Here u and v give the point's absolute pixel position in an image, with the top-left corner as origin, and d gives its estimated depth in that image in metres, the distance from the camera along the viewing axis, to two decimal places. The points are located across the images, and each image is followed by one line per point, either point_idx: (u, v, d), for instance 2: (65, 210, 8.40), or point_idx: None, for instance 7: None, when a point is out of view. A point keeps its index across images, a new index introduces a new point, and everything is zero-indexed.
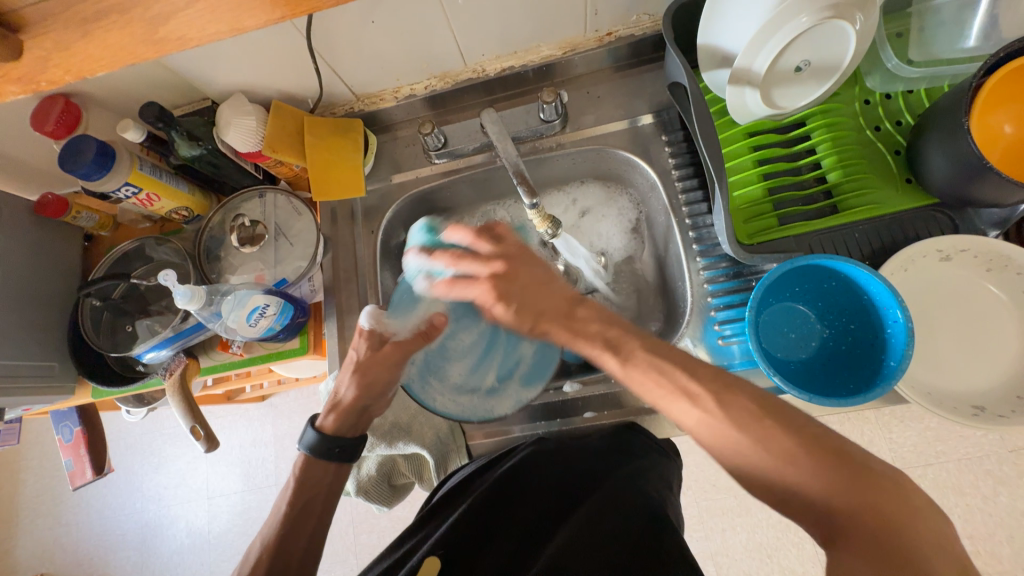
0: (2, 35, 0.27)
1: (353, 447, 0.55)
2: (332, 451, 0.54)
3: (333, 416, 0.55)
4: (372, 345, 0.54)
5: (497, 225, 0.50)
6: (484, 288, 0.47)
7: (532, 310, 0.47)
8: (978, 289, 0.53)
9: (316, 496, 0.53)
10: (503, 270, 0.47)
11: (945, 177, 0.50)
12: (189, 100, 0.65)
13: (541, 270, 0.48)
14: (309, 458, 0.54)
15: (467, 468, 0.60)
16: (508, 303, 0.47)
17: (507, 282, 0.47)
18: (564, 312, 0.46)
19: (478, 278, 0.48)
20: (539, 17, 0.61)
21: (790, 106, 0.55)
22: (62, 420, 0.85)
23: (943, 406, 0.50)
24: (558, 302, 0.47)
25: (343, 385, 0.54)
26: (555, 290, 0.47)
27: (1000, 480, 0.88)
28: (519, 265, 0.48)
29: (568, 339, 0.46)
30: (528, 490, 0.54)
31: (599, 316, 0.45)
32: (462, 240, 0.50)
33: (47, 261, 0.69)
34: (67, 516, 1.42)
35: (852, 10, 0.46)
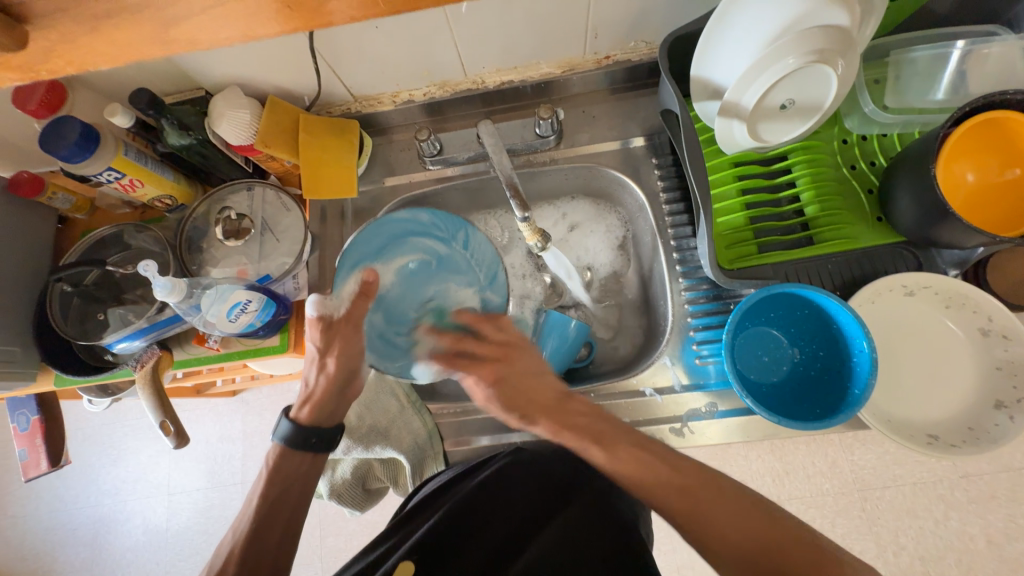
0: (8, 25, 0.25)
1: (331, 437, 0.55)
2: (310, 441, 0.53)
3: (307, 407, 0.54)
4: (325, 332, 0.53)
5: (501, 315, 0.56)
6: (485, 371, 0.53)
7: (522, 401, 0.52)
8: (938, 324, 0.56)
9: (290, 487, 0.53)
10: (503, 355, 0.54)
11: (913, 218, 0.53)
12: (181, 88, 0.64)
13: (536, 360, 0.54)
14: (284, 449, 0.53)
15: (443, 476, 0.59)
16: (504, 389, 0.52)
17: (500, 376, 0.53)
18: (554, 406, 0.52)
19: (480, 363, 0.53)
20: (541, 36, 0.62)
21: (774, 141, 0.58)
22: (18, 408, 0.81)
23: (903, 435, 0.53)
24: (547, 394, 0.53)
25: (313, 374, 0.54)
26: (547, 382, 0.53)
27: (950, 504, 0.93)
28: (518, 353, 0.54)
29: (556, 431, 0.51)
30: (506, 500, 0.54)
31: (587, 409, 0.52)
32: (465, 321, 0.55)
33: (14, 242, 0.66)
34: (13, 508, 1.35)
35: (836, 57, 0.49)
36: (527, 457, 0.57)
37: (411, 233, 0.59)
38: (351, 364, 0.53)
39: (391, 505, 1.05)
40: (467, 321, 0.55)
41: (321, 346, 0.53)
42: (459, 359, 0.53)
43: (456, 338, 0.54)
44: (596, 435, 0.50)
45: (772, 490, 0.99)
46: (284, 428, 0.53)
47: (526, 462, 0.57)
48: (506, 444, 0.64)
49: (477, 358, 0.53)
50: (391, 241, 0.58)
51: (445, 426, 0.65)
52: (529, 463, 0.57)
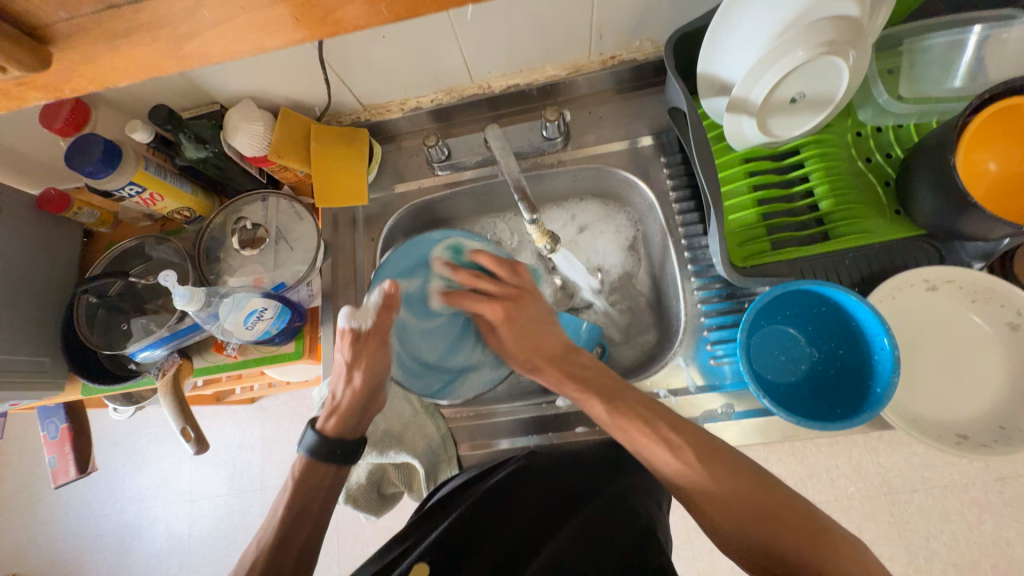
0: (33, 47, 0.26)
1: (355, 449, 0.55)
2: (335, 453, 0.54)
3: (334, 418, 0.55)
4: (353, 344, 0.53)
5: (518, 263, 0.60)
6: (496, 309, 0.57)
7: (530, 343, 0.57)
8: (963, 319, 0.54)
9: (313, 500, 0.53)
10: (516, 297, 0.58)
11: (932, 209, 0.51)
12: (198, 103, 0.66)
13: (545, 306, 0.60)
14: (308, 460, 0.54)
15: (457, 479, 0.60)
16: (517, 328, 0.57)
17: (518, 306, 0.58)
18: (559, 357, 0.56)
19: (490, 300, 0.57)
20: (546, 38, 0.63)
21: (785, 135, 0.57)
22: (49, 417, 0.84)
23: (928, 434, 0.51)
24: (554, 344, 0.57)
25: (338, 384, 0.54)
26: (555, 334, 0.58)
27: (984, 507, 0.89)
28: (528, 297, 0.59)
29: (557, 379, 0.56)
30: (521, 500, 0.54)
31: (593, 360, 0.56)
32: (484, 263, 0.58)
33: (42, 256, 0.69)
34: (45, 514, 1.39)
35: (847, 48, 0.48)
36: (542, 461, 0.58)
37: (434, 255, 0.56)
38: (376, 378, 0.53)
39: (407, 511, 1.05)
40: (483, 262, 0.58)
41: (346, 359, 0.53)
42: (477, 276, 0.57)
43: (471, 276, 0.57)
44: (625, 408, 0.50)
45: None
46: (309, 439, 0.54)
47: (541, 465, 0.58)
48: (520, 447, 0.63)
49: (489, 295, 0.57)
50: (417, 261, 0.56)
51: (458, 430, 0.65)
52: (544, 466, 0.58)
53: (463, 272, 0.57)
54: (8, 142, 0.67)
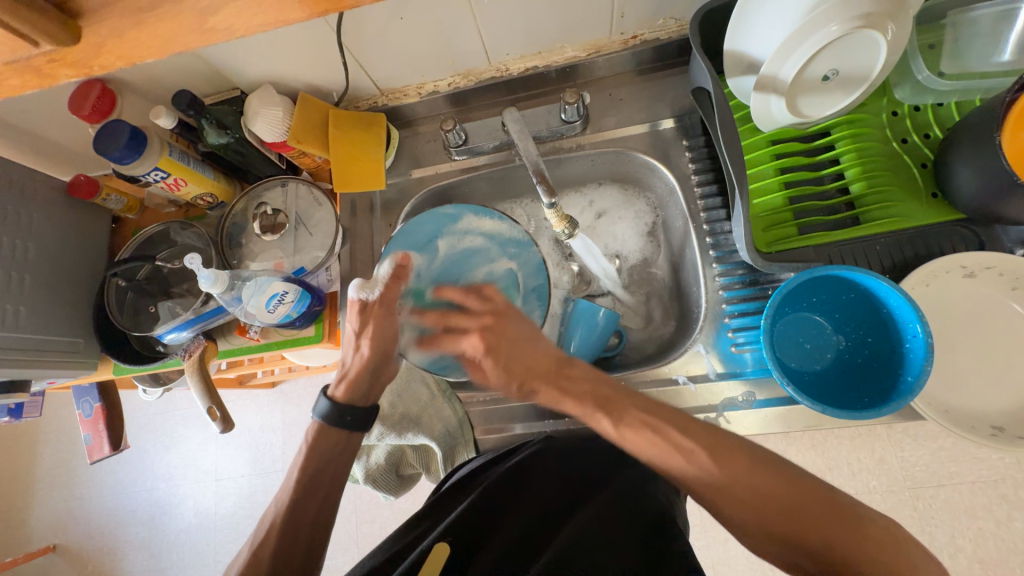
0: (63, 21, 0.27)
1: (365, 416, 0.55)
2: (344, 419, 0.55)
3: (343, 385, 0.56)
4: (362, 313, 0.54)
5: (485, 286, 0.53)
6: (475, 341, 0.50)
7: (521, 368, 0.50)
8: (1002, 307, 0.52)
9: (324, 471, 0.54)
10: (492, 322, 0.51)
11: (973, 192, 0.49)
12: (219, 89, 0.67)
13: (528, 326, 0.51)
14: (320, 426, 0.55)
15: (474, 462, 0.60)
16: (500, 359, 0.50)
17: (489, 334, 0.50)
18: (554, 372, 0.49)
19: (467, 331, 0.51)
20: (566, 18, 0.61)
21: (816, 115, 0.55)
22: (83, 396, 0.88)
23: (962, 425, 0.49)
24: (545, 362, 0.50)
25: (348, 352, 0.55)
26: (543, 349, 0.50)
27: (1015, 504, 0.86)
28: (507, 322, 0.51)
29: (557, 397, 0.49)
30: (538, 484, 0.54)
31: (588, 375, 0.49)
32: (451, 298, 0.53)
33: (74, 241, 0.71)
34: (81, 489, 1.46)
35: (885, 21, 0.45)
36: (558, 446, 0.59)
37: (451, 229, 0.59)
38: (384, 347, 0.53)
39: (423, 494, 1.08)
40: (447, 297, 0.53)
41: (355, 326, 0.54)
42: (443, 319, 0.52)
43: (460, 292, 0.53)
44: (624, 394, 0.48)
45: None
46: (321, 404, 0.55)
47: (558, 450, 0.58)
48: (536, 432, 0.64)
49: (464, 330, 0.51)
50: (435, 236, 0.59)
51: (474, 414, 0.66)
52: (560, 451, 0.58)
53: (432, 313, 0.53)
54: (39, 129, 0.69)
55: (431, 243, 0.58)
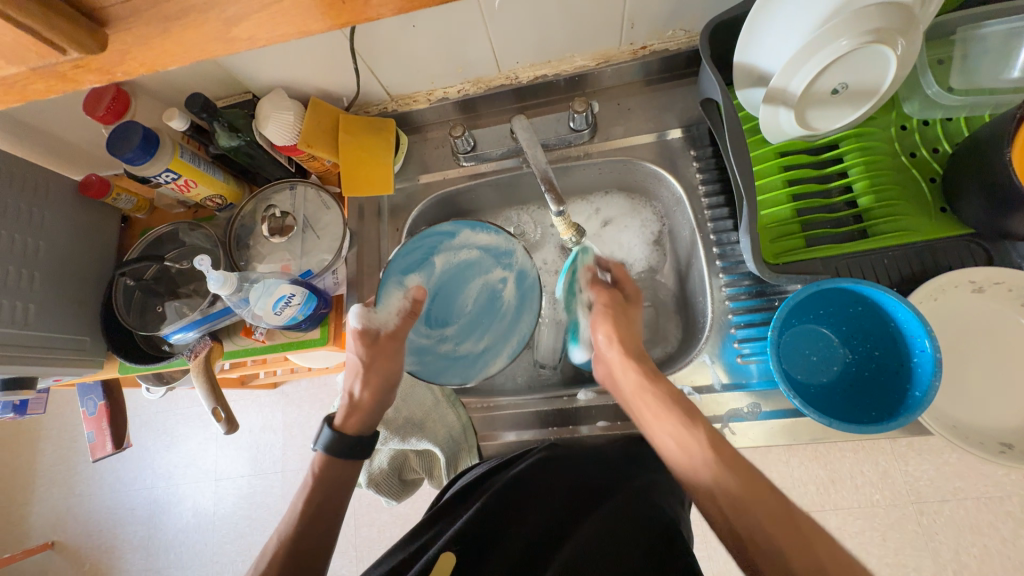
0: (90, 29, 0.27)
1: (370, 445, 0.56)
2: (354, 449, 0.55)
3: (350, 416, 0.56)
4: (367, 343, 0.55)
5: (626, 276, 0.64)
6: (604, 298, 0.60)
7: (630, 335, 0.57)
8: (1010, 323, 0.51)
9: (330, 498, 0.53)
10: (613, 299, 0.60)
11: (983, 207, 0.49)
12: (232, 92, 0.68)
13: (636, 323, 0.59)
14: (326, 456, 0.55)
15: (478, 468, 0.60)
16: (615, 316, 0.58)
17: (613, 303, 0.60)
18: (641, 357, 0.56)
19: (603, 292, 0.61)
20: (576, 28, 0.62)
21: (824, 128, 0.55)
22: (87, 394, 0.88)
23: (971, 442, 0.49)
24: (648, 360, 0.55)
25: (354, 383, 0.56)
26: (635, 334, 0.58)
27: (1020, 522, 0.86)
28: (626, 309, 0.60)
29: (636, 389, 0.54)
30: (542, 493, 0.54)
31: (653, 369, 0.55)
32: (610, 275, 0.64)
33: (83, 240, 0.72)
34: (81, 487, 1.47)
35: (896, 36, 0.45)
36: (562, 452, 0.58)
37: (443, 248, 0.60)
38: (390, 377, 0.56)
39: (423, 499, 1.07)
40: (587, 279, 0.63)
41: (360, 358, 0.56)
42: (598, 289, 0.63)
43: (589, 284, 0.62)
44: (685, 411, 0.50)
45: (816, 499, 0.94)
46: (326, 437, 0.54)
47: (562, 457, 0.58)
48: (539, 439, 0.64)
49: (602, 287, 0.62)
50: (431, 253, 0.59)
51: (478, 420, 0.66)
52: (563, 459, 0.58)
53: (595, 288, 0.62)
54: (52, 128, 0.70)
55: (429, 260, 0.59)
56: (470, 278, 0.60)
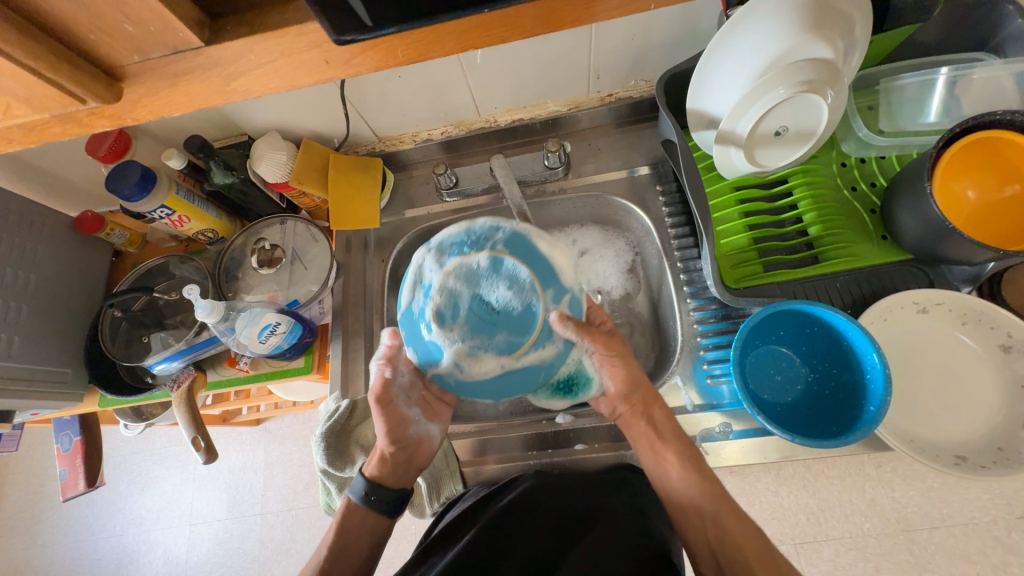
0: (108, 83, 0.31)
1: (393, 498, 0.55)
2: (371, 499, 0.54)
3: (374, 464, 0.55)
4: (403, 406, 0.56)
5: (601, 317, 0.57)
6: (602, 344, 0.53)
7: (637, 383, 0.56)
8: (953, 340, 0.55)
9: (353, 542, 0.53)
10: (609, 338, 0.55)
11: (917, 235, 0.54)
12: (229, 134, 0.72)
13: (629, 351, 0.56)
14: (353, 504, 0.55)
15: (467, 501, 0.60)
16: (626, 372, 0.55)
17: (618, 361, 0.55)
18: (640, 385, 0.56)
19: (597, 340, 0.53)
20: (549, 78, 0.68)
21: (771, 165, 0.60)
22: (62, 430, 0.87)
23: (927, 455, 0.51)
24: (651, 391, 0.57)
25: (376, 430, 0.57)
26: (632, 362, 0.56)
27: (1008, 548, 0.86)
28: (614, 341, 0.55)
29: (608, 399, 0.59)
30: (530, 521, 0.54)
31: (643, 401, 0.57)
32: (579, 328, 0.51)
33: (74, 272, 0.74)
34: (45, 536, 1.39)
35: (824, 87, 0.52)
36: (550, 479, 0.59)
37: (520, 379, 0.49)
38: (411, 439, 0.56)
39: (406, 539, 1.04)
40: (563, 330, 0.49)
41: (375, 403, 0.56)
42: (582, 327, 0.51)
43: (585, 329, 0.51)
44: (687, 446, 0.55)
45: (805, 528, 0.94)
46: (357, 484, 0.55)
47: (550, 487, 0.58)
48: (523, 465, 0.65)
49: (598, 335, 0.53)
50: (513, 386, 0.49)
51: (459, 445, 0.66)
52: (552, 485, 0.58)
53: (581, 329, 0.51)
54: (53, 168, 0.73)
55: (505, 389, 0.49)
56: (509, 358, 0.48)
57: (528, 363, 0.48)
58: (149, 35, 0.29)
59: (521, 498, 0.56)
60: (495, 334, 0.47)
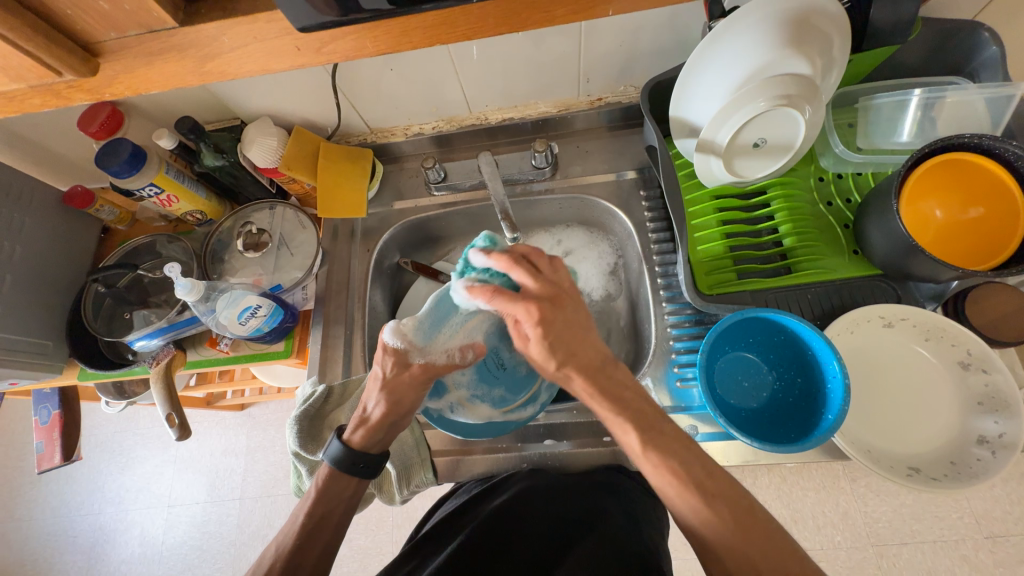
0: (85, 58, 0.32)
1: (376, 464, 0.56)
2: (356, 466, 0.54)
3: (361, 431, 0.55)
4: (398, 363, 0.54)
5: (538, 254, 0.50)
6: (534, 309, 0.47)
7: (565, 349, 0.47)
8: (915, 356, 0.57)
9: (333, 509, 0.54)
10: (553, 296, 0.48)
11: (885, 251, 0.55)
12: (221, 117, 0.73)
13: (580, 311, 0.49)
14: (333, 470, 0.55)
15: (461, 499, 0.63)
16: (549, 333, 0.46)
17: (546, 319, 0.46)
18: (597, 368, 0.47)
19: (521, 300, 0.47)
20: (538, 79, 0.70)
21: (750, 176, 0.62)
22: (42, 403, 0.87)
23: (882, 466, 0.52)
24: (591, 354, 0.47)
25: (372, 401, 0.54)
26: (593, 341, 0.48)
27: (973, 565, 0.87)
28: (564, 298, 0.48)
29: (590, 390, 0.47)
30: (524, 523, 0.56)
31: (631, 382, 0.48)
32: (495, 266, 0.50)
33: (61, 247, 0.74)
34: (22, 511, 1.39)
35: (802, 102, 0.53)
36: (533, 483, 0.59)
37: (493, 426, 0.63)
38: (399, 409, 0.54)
39: (382, 530, 1.04)
40: (499, 267, 0.49)
41: (389, 375, 0.54)
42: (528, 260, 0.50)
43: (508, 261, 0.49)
44: (634, 413, 0.45)
45: None
46: (337, 449, 0.55)
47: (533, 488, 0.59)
48: (506, 456, 0.66)
49: (524, 294, 0.48)
50: (484, 429, 0.63)
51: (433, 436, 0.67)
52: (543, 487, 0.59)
53: (502, 257, 0.49)
54: (45, 142, 0.74)
55: (478, 428, 0.63)
56: (493, 409, 0.63)
57: (502, 417, 0.63)
58: (126, 15, 0.30)
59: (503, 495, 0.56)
60: (492, 387, 0.62)
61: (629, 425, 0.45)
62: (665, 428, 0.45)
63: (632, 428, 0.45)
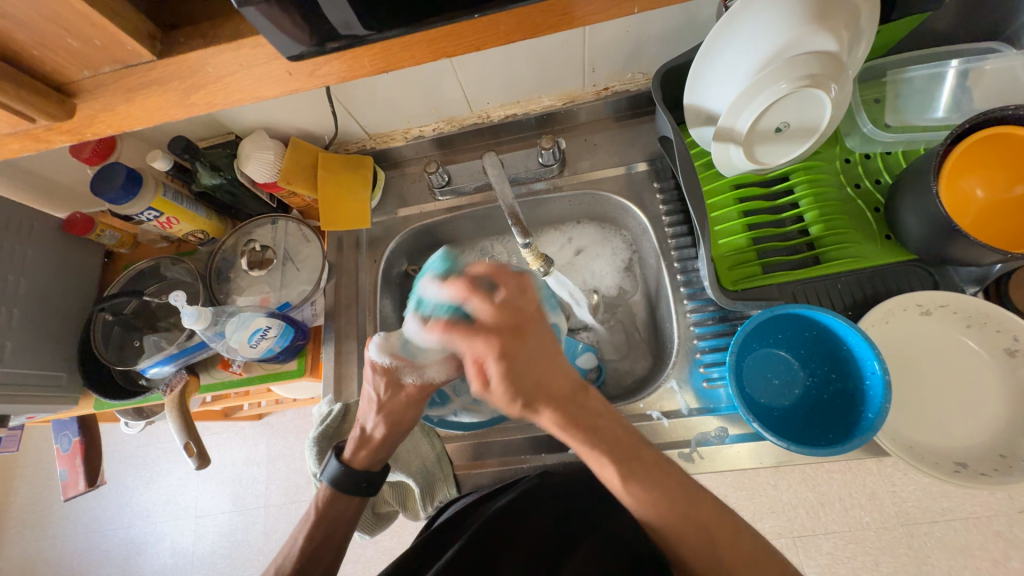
0: (60, 100, 0.30)
1: (380, 480, 0.55)
2: (361, 486, 0.53)
3: (362, 452, 0.54)
4: (390, 382, 0.52)
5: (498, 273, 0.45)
6: (492, 345, 0.42)
7: (530, 384, 0.42)
8: (956, 343, 0.54)
9: (336, 530, 0.53)
10: (514, 325, 0.43)
11: (921, 236, 0.51)
12: (215, 134, 0.71)
13: (552, 341, 0.44)
14: (333, 490, 0.54)
15: (466, 499, 0.59)
16: (512, 369, 0.42)
17: (509, 354, 0.42)
18: (566, 398, 0.43)
19: (474, 337, 0.43)
20: (541, 72, 0.66)
21: (771, 163, 0.58)
22: (63, 429, 0.87)
23: (927, 462, 0.50)
24: (561, 383, 0.43)
25: (371, 421, 0.53)
26: (563, 368, 0.43)
27: (1011, 542, 0.82)
28: (526, 329, 0.43)
29: (561, 426, 0.42)
30: (539, 527, 0.51)
31: (602, 405, 0.44)
32: (449, 293, 0.46)
33: (67, 275, 0.73)
34: (55, 527, 1.42)
35: (828, 81, 0.50)
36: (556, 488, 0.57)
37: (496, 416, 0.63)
38: (398, 428, 0.53)
39: (407, 530, 1.05)
40: (482, 272, 0.46)
41: (384, 397, 0.52)
42: (482, 287, 0.44)
43: (466, 287, 0.45)
44: (611, 447, 0.42)
45: (805, 523, 0.92)
46: (334, 469, 0.53)
47: (552, 486, 0.56)
48: (530, 466, 0.63)
49: (475, 327, 0.43)
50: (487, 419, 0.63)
51: (454, 449, 0.65)
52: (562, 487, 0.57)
53: (459, 282, 0.45)
54: (41, 170, 0.73)
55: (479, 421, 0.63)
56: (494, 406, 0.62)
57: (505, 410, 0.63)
58: (97, 51, 0.28)
59: (525, 504, 0.53)
60: None
61: (607, 463, 0.41)
62: (647, 455, 0.42)
63: (593, 454, 0.42)
